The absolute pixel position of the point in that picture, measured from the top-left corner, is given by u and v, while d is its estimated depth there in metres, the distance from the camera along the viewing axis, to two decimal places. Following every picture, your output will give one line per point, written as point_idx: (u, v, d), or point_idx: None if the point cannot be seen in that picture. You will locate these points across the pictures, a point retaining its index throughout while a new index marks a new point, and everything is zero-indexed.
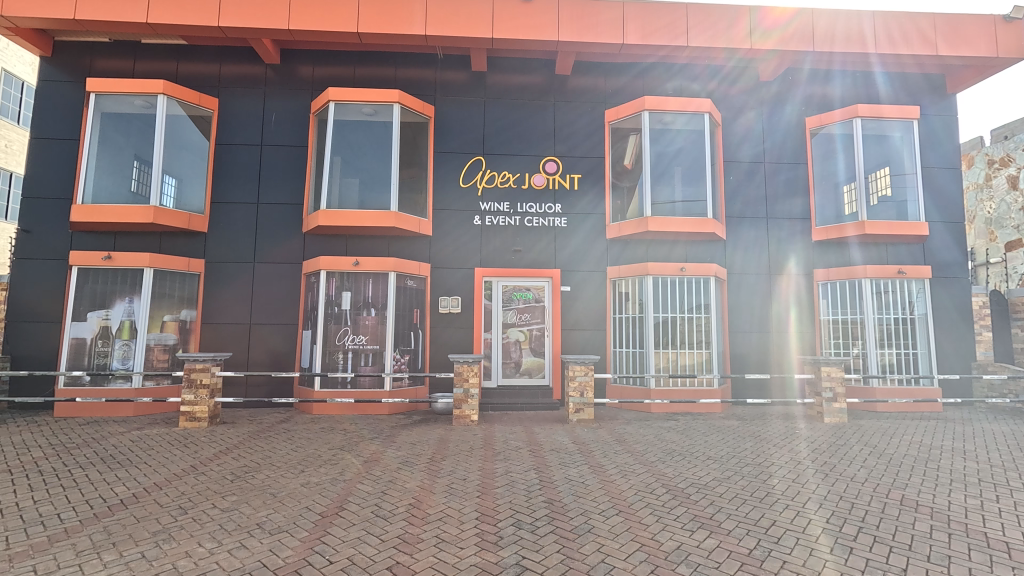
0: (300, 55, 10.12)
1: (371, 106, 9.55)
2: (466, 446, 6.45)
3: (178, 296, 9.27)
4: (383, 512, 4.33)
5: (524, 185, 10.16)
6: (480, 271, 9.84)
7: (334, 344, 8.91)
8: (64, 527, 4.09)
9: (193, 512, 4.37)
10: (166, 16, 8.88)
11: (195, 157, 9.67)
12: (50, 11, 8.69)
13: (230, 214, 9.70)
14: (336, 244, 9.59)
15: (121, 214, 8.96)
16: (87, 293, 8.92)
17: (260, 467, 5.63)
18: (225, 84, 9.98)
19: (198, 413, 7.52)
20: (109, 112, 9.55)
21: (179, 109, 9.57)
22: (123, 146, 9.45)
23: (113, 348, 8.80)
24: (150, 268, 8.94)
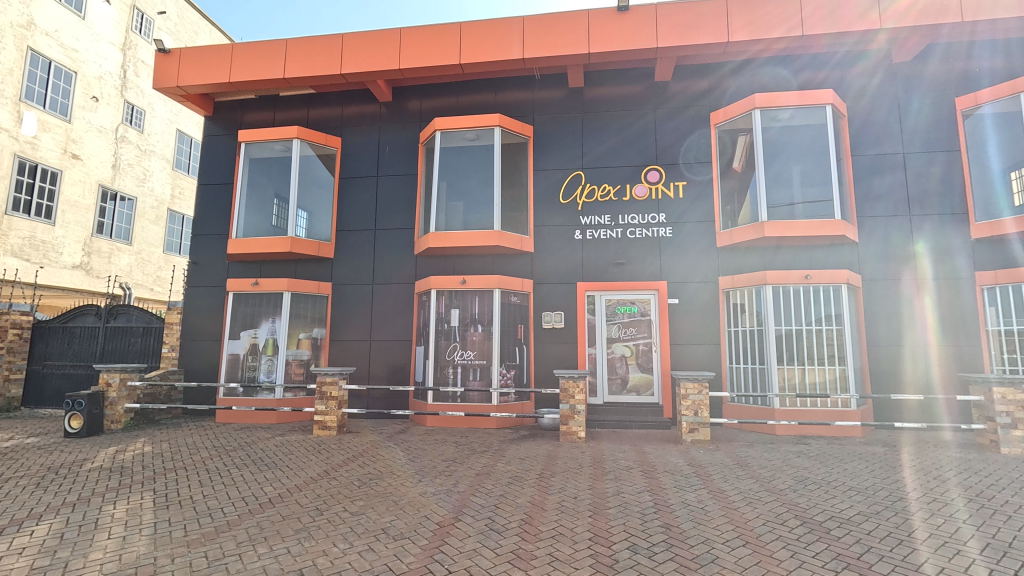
0: (409, 91, 10.94)
1: (473, 131, 10.01)
2: (574, 463, 6.37)
3: (310, 316, 10.32)
4: (496, 526, 4.40)
5: (625, 197, 9.95)
6: (582, 286, 9.77)
7: (444, 359, 9.36)
8: (227, 520, 4.71)
9: (327, 513, 4.80)
10: (298, 70, 10.12)
11: (322, 191, 10.81)
12: (212, 77, 10.35)
13: (352, 240, 10.67)
14: (444, 263, 10.10)
15: (265, 245, 10.27)
16: (240, 315, 10.29)
17: (382, 475, 6.03)
18: (346, 124, 11.08)
19: (328, 422, 8.26)
20: (254, 158, 11.03)
21: (310, 149, 10.80)
22: (265, 186, 10.84)
23: (260, 362, 10.01)
24: (288, 292, 10.09)
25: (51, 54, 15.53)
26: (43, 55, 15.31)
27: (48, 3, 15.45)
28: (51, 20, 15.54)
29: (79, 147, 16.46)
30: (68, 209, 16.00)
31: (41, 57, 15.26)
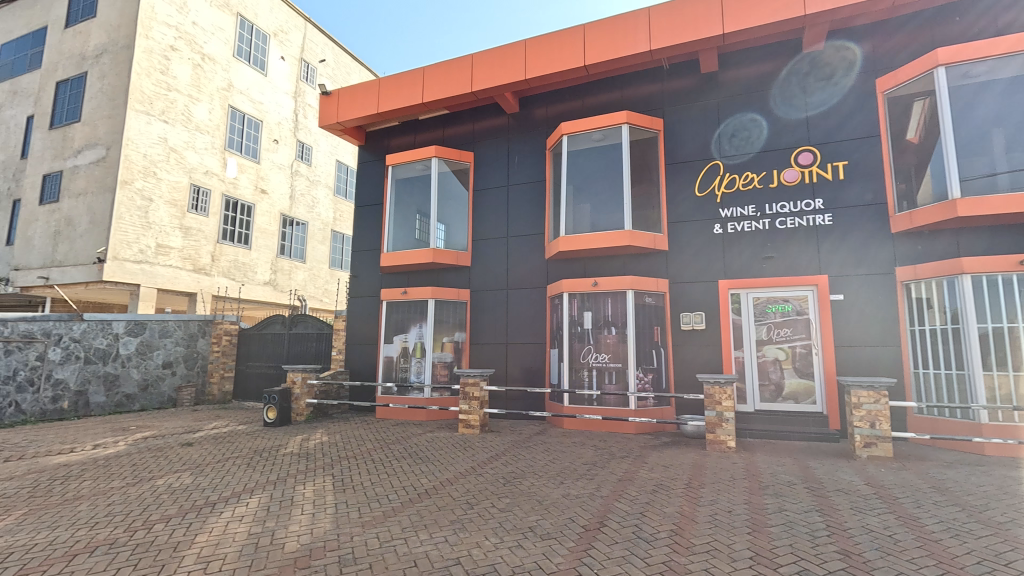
0: (535, 100, 11.21)
1: (600, 132, 9.91)
2: (726, 474, 5.91)
3: (451, 321, 11.05)
4: (644, 534, 4.26)
5: (772, 184, 9.04)
6: (724, 284, 9.09)
7: (579, 362, 9.36)
8: (392, 506, 5.24)
9: (477, 507, 5.08)
10: (435, 93, 10.98)
11: (458, 204, 11.53)
12: (364, 110, 11.70)
13: (486, 248, 11.22)
14: (575, 266, 10.12)
15: (411, 257, 11.25)
16: (392, 321, 11.40)
17: (525, 474, 6.21)
18: (478, 139, 11.71)
19: (471, 421, 8.74)
20: (399, 178, 12.16)
21: (446, 166, 11.60)
22: (409, 203, 11.88)
23: (410, 364, 10.95)
24: (432, 299, 10.93)
25: (244, 109, 18.89)
26: (239, 111, 18.67)
27: (242, 67, 18.85)
28: (244, 81, 18.90)
29: (266, 183, 19.71)
30: (259, 235, 19.25)
31: (237, 112, 18.63)
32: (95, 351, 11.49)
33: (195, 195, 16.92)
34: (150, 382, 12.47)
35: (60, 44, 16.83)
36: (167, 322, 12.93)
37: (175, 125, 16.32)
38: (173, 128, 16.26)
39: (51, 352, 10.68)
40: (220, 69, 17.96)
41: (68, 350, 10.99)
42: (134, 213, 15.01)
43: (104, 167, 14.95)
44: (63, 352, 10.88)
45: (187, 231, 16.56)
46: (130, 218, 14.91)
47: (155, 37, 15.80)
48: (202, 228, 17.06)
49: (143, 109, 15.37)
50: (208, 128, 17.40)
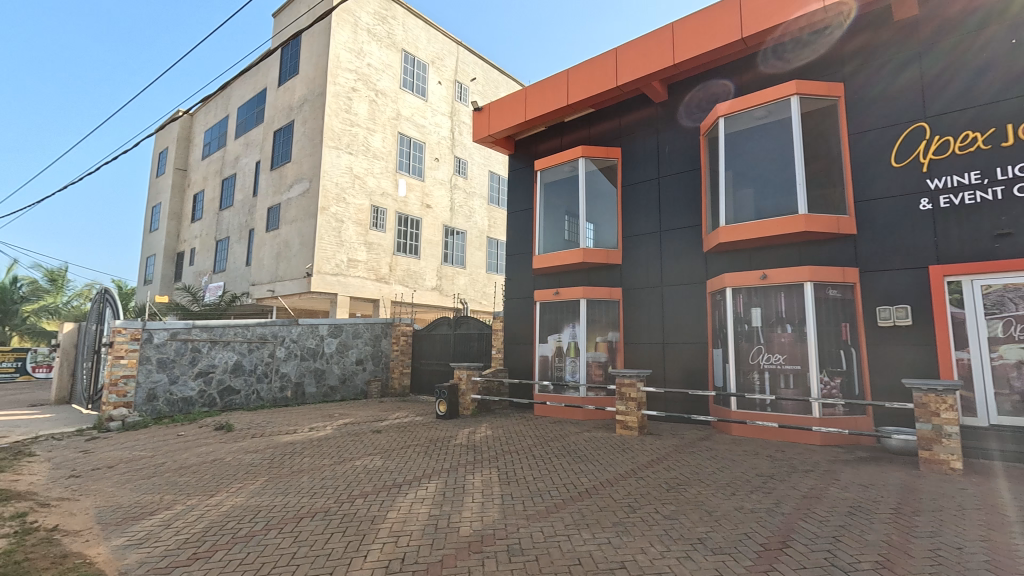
0: (686, 85, 10.55)
1: (763, 108, 8.93)
2: (950, 503, 4.84)
3: (604, 320, 10.96)
4: (841, 563, 3.70)
5: (1006, 141, 7.14)
6: (937, 270, 7.48)
7: (748, 363, 8.56)
8: (554, 502, 5.37)
9: (640, 512, 4.94)
10: (579, 94, 11.05)
11: (607, 202, 11.41)
12: (512, 120, 12.29)
13: (638, 245, 10.88)
14: (739, 259, 9.27)
15: (562, 257, 11.44)
16: (546, 321, 11.71)
17: (690, 482, 5.86)
18: (625, 134, 11.44)
19: (630, 422, 8.55)
20: (548, 182, 12.46)
21: (593, 165, 11.56)
22: (558, 205, 12.09)
23: (565, 363, 11.15)
24: (583, 298, 10.98)
25: (410, 134, 21.17)
26: (406, 136, 20.98)
27: (407, 97, 21.17)
28: (409, 108, 21.21)
29: (430, 198, 21.77)
30: (426, 246, 21.35)
31: (405, 137, 20.93)
32: (307, 349, 13.98)
33: (375, 214, 19.49)
34: (347, 375, 14.63)
35: (275, 101, 20.75)
36: (358, 325, 14.95)
37: (358, 155, 19.06)
38: (356, 158, 19.00)
39: (279, 351, 13.43)
40: (390, 101, 20.44)
41: (290, 349, 13.64)
42: (330, 233, 17.90)
43: (309, 197, 18.09)
44: (286, 350, 13.57)
45: (370, 245, 19.14)
46: (328, 237, 17.82)
47: (341, 83, 18.68)
48: (381, 242, 19.55)
49: (334, 145, 18.28)
50: (382, 154, 19.92)
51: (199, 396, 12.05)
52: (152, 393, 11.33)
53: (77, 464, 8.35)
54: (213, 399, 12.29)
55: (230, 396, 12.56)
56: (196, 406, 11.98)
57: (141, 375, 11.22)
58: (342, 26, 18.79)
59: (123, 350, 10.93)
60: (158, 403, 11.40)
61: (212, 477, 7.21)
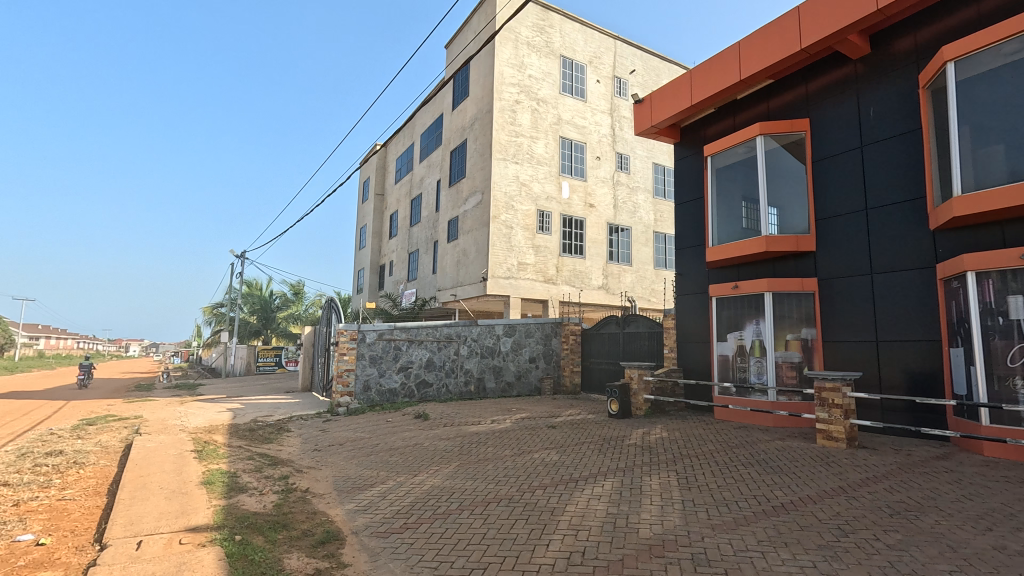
0: (896, 30, 8.74)
1: (1017, 40, 6.89)
2: None
3: (797, 316, 9.74)
4: None
5: None
6: None
7: (1005, 366, 6.77)
8: (744, 514, 4.95)
9: (854, 537, 4.26)
10: (754, 65, 10.02)
11: (794, 182, 10.15)
12: (678, 106, 11.71)
13: (837, 228, 9.40)
14: (984, 235, 7.29)
15: (740, 248, 10.39)
16: (724, 318, 10.80)
17: (924, 508, 4.84)
18: (814, 102, 9.98)
19: (835, 433, 7.43)
20: (720, 167, 11.45)
21: (775, 142, 10.31)
22: (733, 191, 11.08)
23: (750, 363, 10.16)
24: (769, 292, 9.81)
25: (571, 136, 21.51)
26: (567, 138, 21.38)
27: (567, 100, 21.58)
28: (569, 111, 21.59)
29: (593, 198, 21.81)
30: (591, 245, 21.46)
31: (566, 140, 21.35)
32: (486, 348, 15.14)
33: (541, 218, 20.28)
34: (522, 372, 15.45)
35: (450, 123, 22.97)
36: (530, 325, 15.64)
37: (523, 163, 20.09)
38: (522, 166, 20.05)
39: (462, 349, 14.80)
40: (551, 107, 21.09)
41: (471, 347, 14.93)
42: (502, 239, 19.22)
43: (482, 208, 19.65)
44: (469, 349, 14.89)
45: (537, 248, 20.02)
46: (499, 243, 19.17)
47: (505, 98, 19.95)
48: (547, 245, 20.28)
49: (502, 157, 19.59)
50: (545, 160, 20.66)
51: (401, 388, 13.98)
52: (366, 383, 13.57)
53: (318, 440, 10.36)
54: (411, 390, 14.11)
55: (424, 389, 14.27)
56: (399, 396, 13.92)
57: (359, 368, 13.53)
58: (505, 44, 20.03)
59: (346, 348, 13.38)
60: (371, 393, 13.59)
61: (415, 458, 8.31)
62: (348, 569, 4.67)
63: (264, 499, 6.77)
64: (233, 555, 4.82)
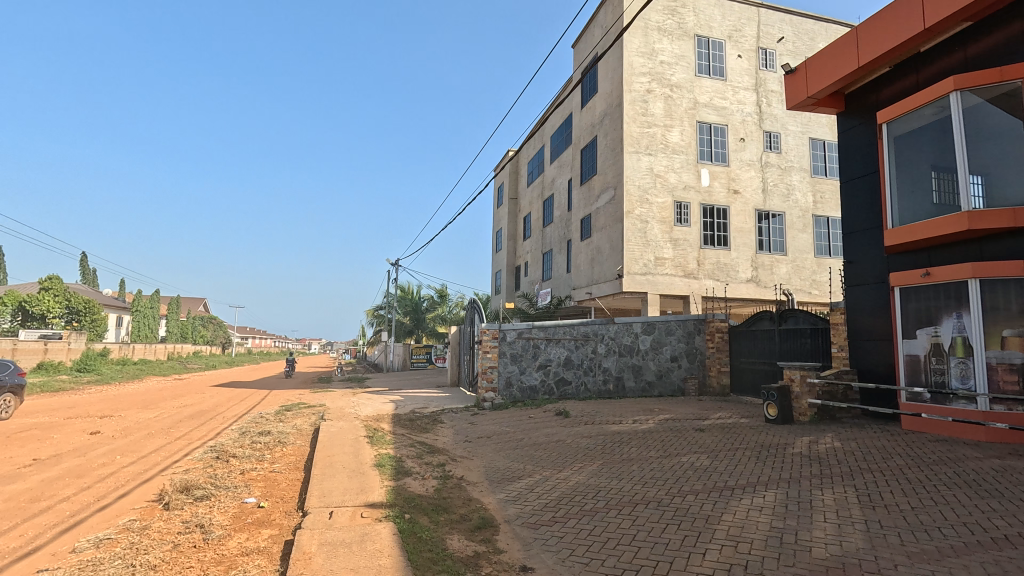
0: None
1: None
2: None
3: (1017, 308, 7.85)
4: None
5: None
6: None
7: None
8: (952, 545, 4.19)
9: None
10: (943, 10, 8.41)
11: (1008, 143, 8.23)
12: (841, 71, 10.33)
13: None
14: None
15: (932, 227, 8.69)
16: (911, 312, 9.18)
17: None
18: None
19: None
20: (900, 134, 9.69)
21: (977, 96, 8.41)
22: (919, 161, 9.31)
23: (949, 365, 8.57)
24: (974, 280, 8.16)
25: (710, 119, 20.08)
26: (705, 122, 20.01)
27: (704, 82, 20.21)
28: (707, 93, 20.19)
29: (738, 183, 20.09)
30: (737, 235, 19.80)
31: (704, 124, 20.00)
32: (624, 346, 14.82)
33: (679, 209, 19.28)
34: (663, 372, 14.84)
35: (579, 122, 22.95)
36: (670, 322, 14.93)
37: (657, 154, 19.30)
38: (656, 157, 19.27)
39: (600, 348, 14.69)
40: (686, 91, 19.94)
41: (609, 346, 14.74)
42: (637, 235, 18.70)
43: (615, 204, 19.30)
44: (606, 347, 14.72)
45: (676, 242, 19.09)
46: (635, 239, 18.68)
47: (636, 88, 19.37)
48: (687, 237, 19.22)
49: (634, 150, 19.06)
50: (681, 148, 19.61)
51: (541, 385, 14.38)
52: (509, 380, 14.24)
53: (468, 432, 11.11)
54: (551, 387, 14.43)
55: (564, 386, 14.47)
56: (540, 393, 14.34)
57: (501, 365, 14.25)
58: (634, 33, 19.45)
59: (489, 346, 14.19)
60: (514, 389, 14.23)
61: (559, 454, 8.48)
62: (503, 555, 4.95)
63: (427, 483, 7.47)
64: (404, 530, 5.42)
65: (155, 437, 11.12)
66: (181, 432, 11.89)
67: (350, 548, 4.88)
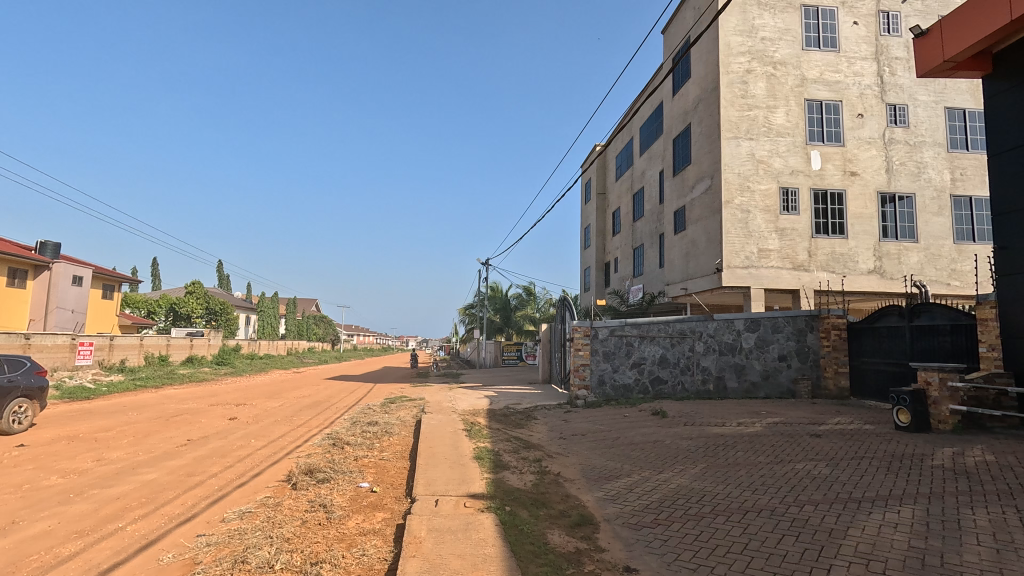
0: None
1: None
2: None
3: None
4: None
5: None
6: None
7: None
8: None
9: None
10: None
11: None
12: (989, 27, 8.92)
13: None
14: None
15: None
16: None
17: None
18: None
19: None
20: None
21: None
22: None
23: None
24: None
25: (821, 96, 18.32)
26: (815, 100, 18.31)
27: (812, 55, 18.49)
28: (817, 67, 18.45)
29: (856, 164, 18.11)
30: (856, 221, 17.89)
31: (814, 102, 18.31)
32: (725, 344, 13.97)
33: (785, 197, 17.86)
34: (770, 372, 13.69)
35: (671, 110, 21.99)
36: (777, 319, 13.72)
37: (760, 138, 17.98)
38: (758, 142, 17.97)
39: (698, 346, 14.02)
40: (792, 68, 18.38)
41: (708, 344, 14.01)
42: (737, 226, 17.57)
43: (712, 194, 18.29)
44: (705, 345, 14.01)
45: (782, 232, 17.69)
46: (735, 230, 17.57)
47: (734, 69, 18.18)
48: (795, 227, 17.74)
49: (733, 135, 17.92)
50: (787, 130, 18.11)
51: (635, 384, 14.08)
52: (601, 378, 14.09)
53: (562, 429, 11.14)
54: (646, 386, 14.06)
55: (659, 385, 14.02)
56: (634, 392, 14.06)
57: (593, 363, 14.13)
58: (730, 11, 18.31)
59: (581, 343, 14.11)
60: (606, 387, 14.08)
61: (657, 455, 8.23)
62: (606, 554, 4.91)
63: (524, 477, 7.60)
64: (506, 522, 5.56)
65: (280, 424, 12.38)
66: (302, 420, 13.13)
67: (456, 536, 5.11)
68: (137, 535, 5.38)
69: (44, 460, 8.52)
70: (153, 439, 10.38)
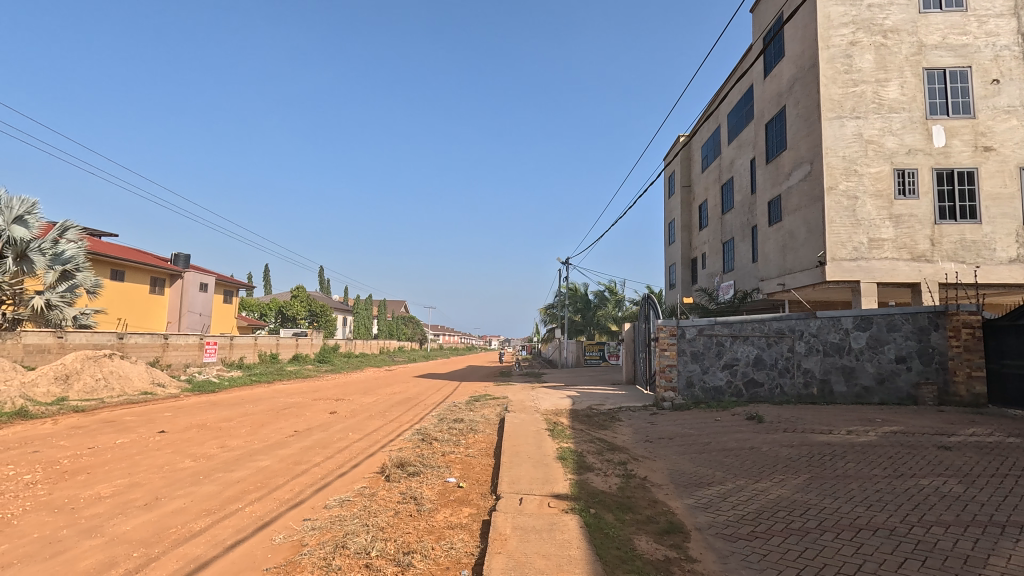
0: None
1: None
2: None
3: None
4: None
5: None
6: None
7: None
8: None
9: None
10: None
11: None
12: None
13: None
14: None
15: None
16: None
17: None
18: None
19: None
20: None
21: None
22: None
23: None
24: None
25: (943, 64, 16.19)
26: (936, 68, 16.22)
27: (932, 18, 16.39)
28: (938, 31, 16.32)
29: (990, 137, 15.76)
30: (991, 204, 15.58)
31: (935, 71, 16.24)
32: (831, 344, 12.75)
33: (901, 179, 16.01)
34: (885, 376, 12.32)
35: (762, 93, 20.52)
36: (893, 316, 12.30)
37: (868, 117, 16.24)
38: (866, 120, 16.24)
39: (798, 346, 12.93)
40: (906, 35, 16.41)
41: (810, 344, 12.88)
42: (843, 214, 15.98)
43: (812, 180, 16.81)
44: (807, 345, 12.88)
45: (898, 218, 15.86)
46: (840, 219, 15.99)
47: (836, 43, 16.57)
48: (913, 212, 15.83)
49: (835, 114, 16.34)
50: (902, 104, 16.20)
51: (727, 386, 13.27)
52: (690, 379, 13.47)
53: (647, 431, 10.77)
54: (739, 389, 13.19)
55: (754, 389, 13.10)
56: (726, 395, 13.25)
57: (681, 364, 13.55)
58: None
59: (667, 343, 13.57)
60: (695, 389, 13.43)
61: (754, 463, 7.67)
62: (698, 565, 4.67)
63: (609, 480, 7.43)
64: (591, 524, 5.49)
65: (375, 420, 13.14)
66: (394, 416, 13.84)
67: (541, 535, 5.11)
68: (255, 516, 5.97)
69: (181, 445, 9.74)
70: (266, 429, 11.45)
